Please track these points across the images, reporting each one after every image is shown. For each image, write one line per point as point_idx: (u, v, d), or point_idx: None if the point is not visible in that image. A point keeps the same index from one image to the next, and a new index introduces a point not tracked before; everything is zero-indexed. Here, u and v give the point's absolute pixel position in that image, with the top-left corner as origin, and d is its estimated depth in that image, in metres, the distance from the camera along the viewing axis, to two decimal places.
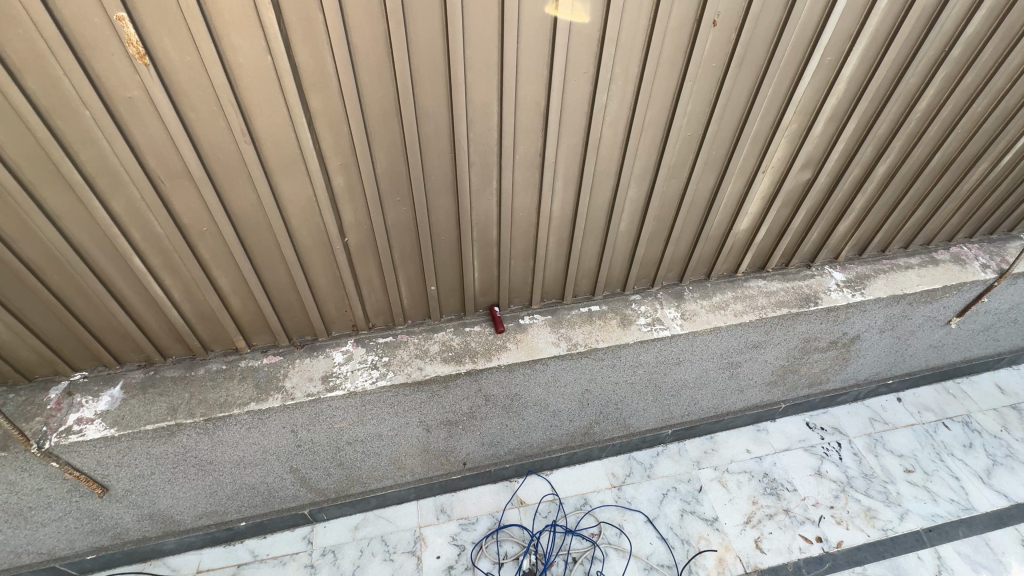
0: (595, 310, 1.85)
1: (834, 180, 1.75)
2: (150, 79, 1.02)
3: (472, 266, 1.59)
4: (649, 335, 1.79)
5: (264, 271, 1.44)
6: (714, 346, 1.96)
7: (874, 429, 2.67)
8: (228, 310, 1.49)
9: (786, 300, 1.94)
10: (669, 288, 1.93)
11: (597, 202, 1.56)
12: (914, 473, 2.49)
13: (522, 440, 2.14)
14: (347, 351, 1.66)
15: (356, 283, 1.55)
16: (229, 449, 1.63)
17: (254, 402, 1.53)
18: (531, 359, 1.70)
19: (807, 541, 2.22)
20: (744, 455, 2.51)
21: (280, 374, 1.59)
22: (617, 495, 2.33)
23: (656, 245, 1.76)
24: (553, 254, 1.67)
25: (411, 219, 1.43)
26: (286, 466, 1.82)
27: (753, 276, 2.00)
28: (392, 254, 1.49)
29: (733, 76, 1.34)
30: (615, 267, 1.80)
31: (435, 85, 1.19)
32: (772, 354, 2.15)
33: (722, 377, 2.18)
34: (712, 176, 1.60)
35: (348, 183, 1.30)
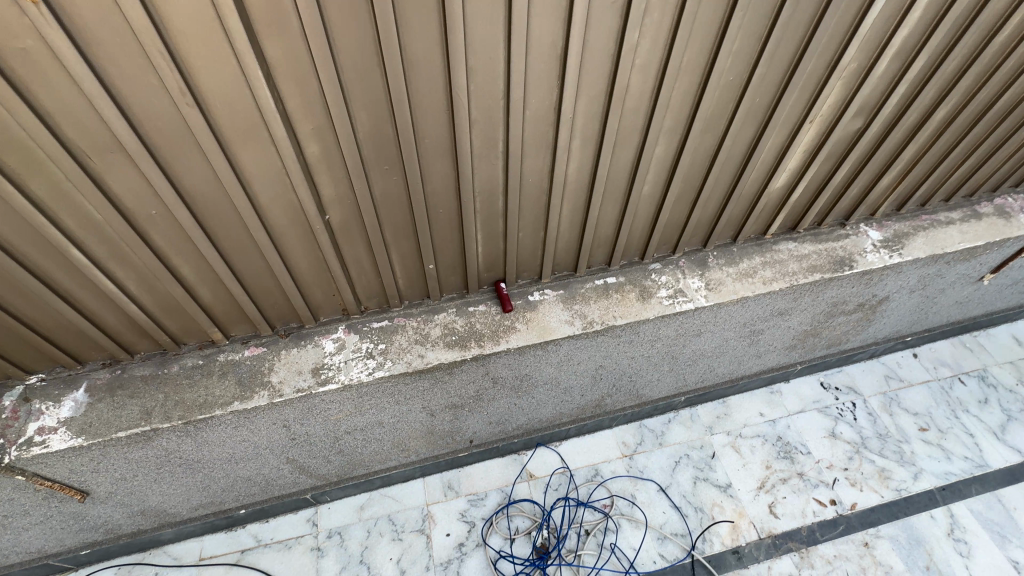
0: (611, 282, 1.67)
1: (887, 129, 1.53)
2: (46, 25, 0.76)
3: (475, 241, 1.39)
4: (671, 308, 1.63)
5: (233, 257, 1.23)
6: (739, 316, 1.80)
7: (889, 387, 2.60)
8: (196, 301, 1.30)
9: (819, 264, 1.77)
10: (692, 255, 1.74)
11: (619, 164, 1.34)
12: (929, 431, 2.44)
13: (531, 416, 2.03)
14: (338, 339, 1.49)
15: (343, 265, 1.35)
16: (217, 448, 1.50)
17: (238, 400, 1.37)
18: (542, 340, 1.54)
19: (821, 504, 2.19)
20: (758, 418, 2.44)
21: (264, 368, 1.42)
22: (629, 465, 2.26)
23: (681, 209, 1.56)
24: (566, 223, 1.47)
25: (402, 191, 1.21)
26: (282, 458, 1.69)
27: (783, 238, 1.81)
28: (382, 231, 1.29)
29: (793, 5, 1.09)
30: (634, 234, 1.60)
31: (426, 25, 0.93)
32: (797, 320, 2.01)
33: (742, 345, 2.05)
34: (752, 128, 1.37)
35: (324, 151, 1.07)
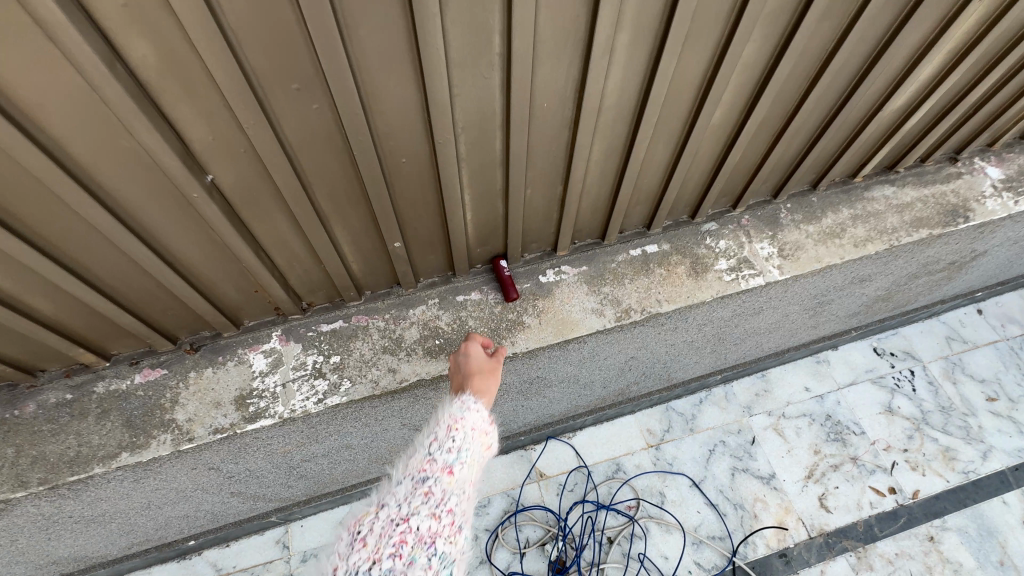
0: (651, 252, 1.22)
1: None
2: None
3: (460, 206, 0.92)
4: (735, 287, 1.19)
5: (70, 249, 0.76)
6: (814, 287, 1.37)
7: (951, 350, 2.24)
8: (32, 317, 0.84)
9: (926, 217, 1.32)
10: (758, 210, 1.28)
11: (683, 75, 0.84)
12: (998, 401, 2.11)
13: (541, 414, 1.65)
14: (272, 352, 1.04)
15: (259, 250, 0.88)
16: (120, 501, 1.09)
17: (128, 451, 0.95)
18: (561, 339, 1.11)
19: (879, 494, 1.89)
20: (803, 394, 2.08)
21: (165, 401, 0.99)
22: (656, 457, 1.92)
23: (757, 145, 1.08)
24: (595, 172, 0.99)
25: (333, 130, 0.72)
26: (224, 494, 1.30)
27: (876, 181, 1.35)
28: (312, 197, 0.81)
29: None
30: (687, 184, 1.13)
31: None
32: (876, 285, 1.58)
33: (803, 318, 1.63)
34: (890, 11, 0.87)
35: (169, 55, 0.57)
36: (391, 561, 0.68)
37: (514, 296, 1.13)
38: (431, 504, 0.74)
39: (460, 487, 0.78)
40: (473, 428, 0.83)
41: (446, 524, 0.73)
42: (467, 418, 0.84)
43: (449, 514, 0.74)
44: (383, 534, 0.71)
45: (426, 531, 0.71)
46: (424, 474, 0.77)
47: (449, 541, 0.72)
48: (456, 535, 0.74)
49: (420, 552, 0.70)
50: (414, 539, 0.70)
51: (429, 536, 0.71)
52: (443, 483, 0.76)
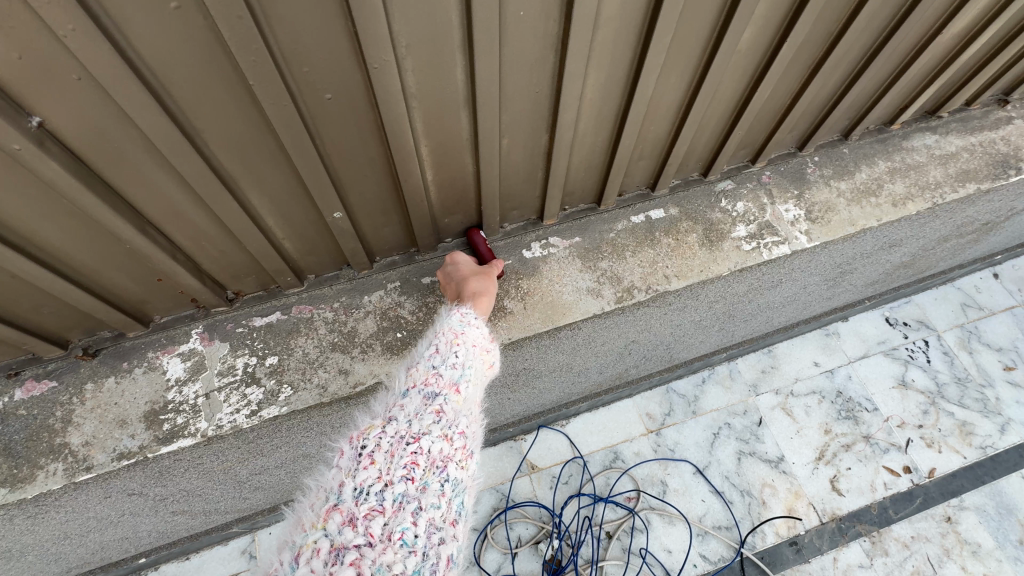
0: (657, 219, 1.02)
1: None
2: None
3: (415, 162, 0.70)
4: (756, 257, 1.00)
5: None
6: (840, 255, 1.19)
7: (967, 318, 2.10)
8: None
9: (974, 169, 1.13)
10: (781, 165, 1.09)
11: None
12: (1016, 371, 1.99)
13: (530, 405, 1.47)
14: (192, 354, 0.84)
15: (146, 226, 0.66)
16: (23, 537, 0.90)
17: (7, 487, 0.75)
18: (551, 327, 0.92)
19: (893, 474, 1.77)
20: (812, 370, 1.94)
21: (54, 422, 0.78)
22: (656, 444, 1.77)
23: (787, 81, 0.88)
24: (590, 115, 0.78)
25: (214, 46, 0.50)
26: (164, 514, 1.12)
27: (916, 128, 1.16)
28: (204, 151, 0.59)
29: None
30: (702, 131, 0.92)
31: None
32: (904, 250, 1.40)
33: (820, 290, 1.46)
34: None
35: None
36: (405, 484, 0.57)
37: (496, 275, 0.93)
38: (443, 424, 0.64)
39: (468, 407, 0.69)
40: (474, 345, 0.73)
41: (459, 447, 0.64)
42: (469, 334, 0.74)
43: (462, 435, 0.65)
44: (392, 452, 0.59)
45: (439, 453, 0.61)
46: (430, 388, 0.67)
47: (461, 465, 0.63)
48: (468, 459, 0.65)
49: (433, 476, 0.60)
50: (427, 460, 0.60)
51: (442, 459, 0.61)
52: (453, 402, 0.66)
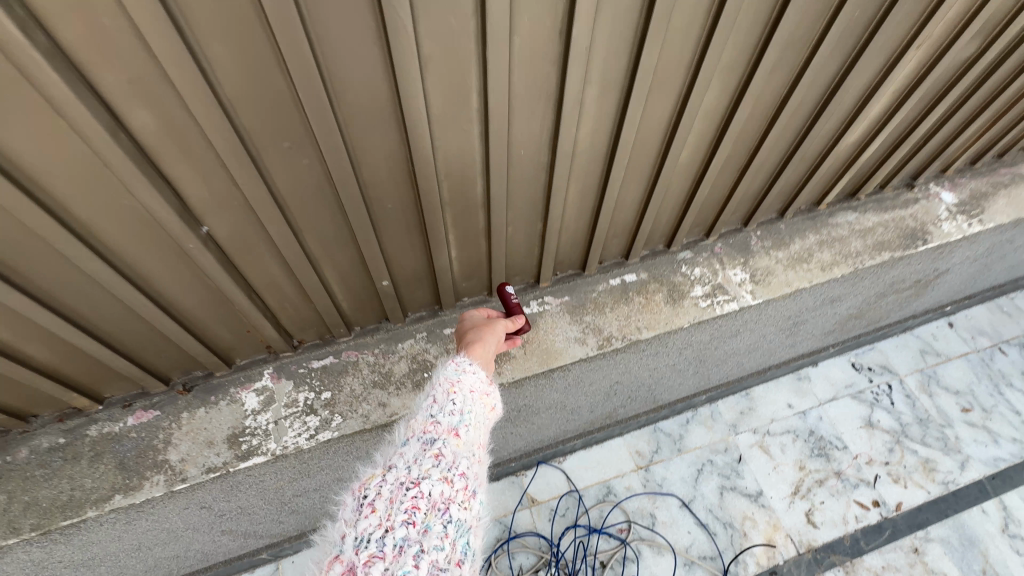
0: (630, 282, 1.27)
1: (997, 59, 1.14)
2: None
3: (445, 245, 0.96)
4: (711, 312, 1.24)
5: (65, 297, 0.79)
6: (786, 310, 1.44)
7: (926, 363, 2.31)
8: (28, 364, 0.86)
9: (888, 240, 1.39)
10: (730, 237, 1.35)
11: (650, 120, 0.91)
12: (973, 411, 2.18)
13: (530, 440, 1.67)
14: (264, 390, 1.07)
15: (251, 293, 0.91)
16: (112, 543, 1.09)
17: (120, 494, 0.96)
18: (546, 368, 1.15)
19: (864, 507, 1.93)
20: (786, 411, 2.13)
21: (156, 443, 1.00)
22: (645, 479, 1.94)
23: (724, 180, 1.16)
24: (573, 209, 1.05)
25: (324, 181, 0.77)
26: (216, 532, 1.30)
27: (841, 208, 1.43)
28: (302, 243, 0.85)
29: None
30: (662, 216, 1.19)
31: None
32: (847, 304, 1.65)
33: (779, 338, 1.70)
34: (836, 60, 0.95)
35: (168, 122, 0.62)
36: (404, 529, 0.66)
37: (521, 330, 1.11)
38: (442, 467, 0.74)
39: (466, 450, 0.79)
40: (469, 391, 0.86)
41: (459, 489, 0.73)
42: (464, 382, 0.87)
43: (461, 478, 0.74)
44: (393, 498, 0.69)
45: (439, 496, 0.70)
46: (429, 437, 0.78)
47: (462, 506, 0.72)
48: (469, 500, 0.74)
49: (434, 518, 0.69)
50: (427, 504, 0.69)
51: (442, 501, 0.70)
52: (451, 445, 0.77)
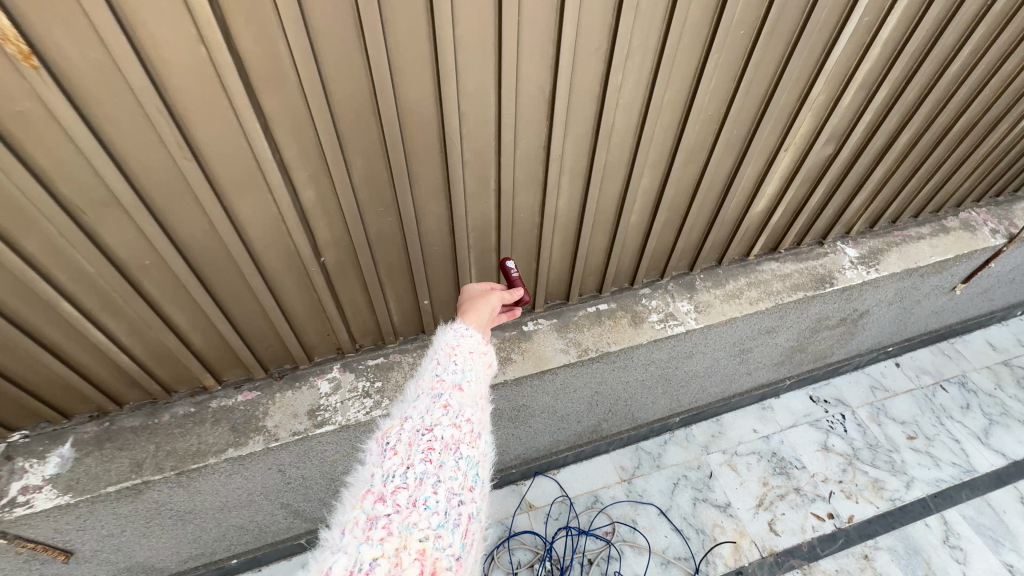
0: (603, 309, 1.70)
1: (856, 154, 1.60)
2: (43, 86, 0.75)
3: (468, 275, 1.41)
4: (663, 332, 1.66)
5: (228, 300, 1.23)
6: (728, 336, 1.84)
7: (876, 397, 2.66)
8: (189, 348, 1.28)
9: (802, 283, 1.83)
10: (680, 278, 1.79)
11: (607, 195, 1.37)
12: (917, 439, 2.50)
13: (528, 446, 2.02)
14: (333, 379, 1.47)
15: (338, 304, 1.35)
16: (209, 496, 1.46)
17: (232, 447, 1.34)
18: (539, 370, 1.55)
19: (820, 519, 2.21)
20: (752, 435, 2.47)
21: (258, 413, 1.40)
22: (628, 489, 2.26)
23: (667, 235, 1.61)
24: (558, 253, 1.50)
25: (397, 230, 1.23)
26: (276, 503, 1.65)
27: (766, 258, 1.88)
28: (377, 270, 1.30)
29: (764, 44, 1.14)
30: (624, 260, 1.64)
31: (419, 73, 0.95)
32: (784, 337, 2.05)
33: (732, 364, 2.08)
34: (731, 158, 1.43)
35: (319, 196, 1.08)
36: (423, 464, 0.78)
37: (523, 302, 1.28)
38: (451, 415, 0.86)
39: (470, 400, 0.91)
40: (469, 352, 0.99)
41: (466, 432, 0.86)
42: (463, 345, 0.99)
43: (467, 423, 0.87)
44: (411, 442, 0.81)
45: (450, 438, 0.83)
46: (437, 392, 0.89)
47: (470, 445, 0.85)
48: (475, 440, 0.86)
49: (447, 455, 0.81)
50: (441, 445, 0.81)
51: (453, 442, 0.83)
52: (456, 397, 0.89)
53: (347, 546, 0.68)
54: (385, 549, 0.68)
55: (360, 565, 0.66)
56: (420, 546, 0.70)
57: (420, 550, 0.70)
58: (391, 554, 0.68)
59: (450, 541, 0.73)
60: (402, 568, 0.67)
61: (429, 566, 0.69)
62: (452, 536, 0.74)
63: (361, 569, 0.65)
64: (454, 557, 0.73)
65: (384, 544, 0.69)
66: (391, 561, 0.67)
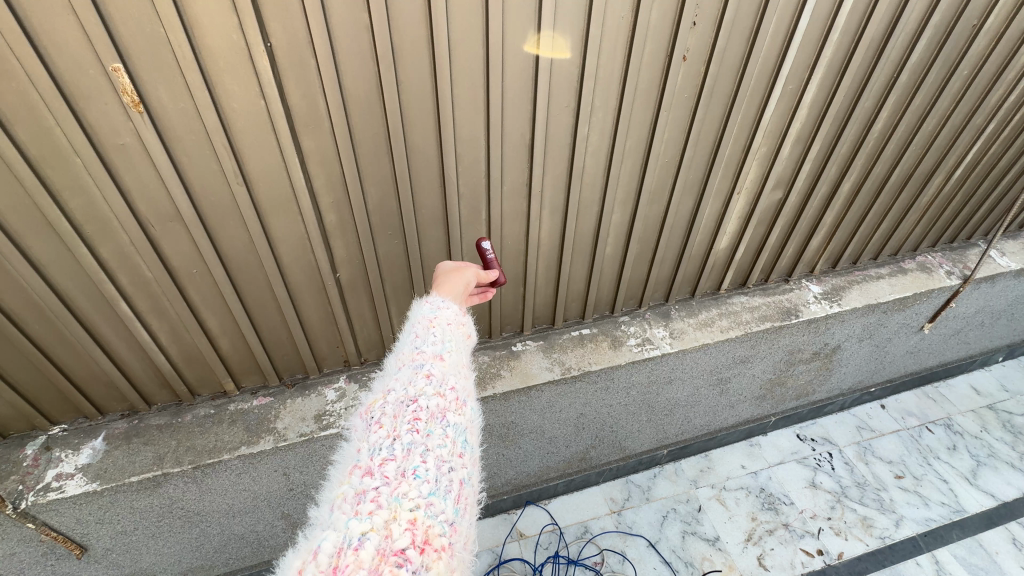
0: (586, 333, 1.87)
1: (804, 199, 1.84)
2: (143, 126, 1.01)
3: None
4: (640, 354, 1.82)
5: (254, 309, 1.43)
6: (704, 363, 1.99)
7: (862, 437, 2.72)
8: (216, 352, 1.47)
9: (769, 314, 2.00)
10: (656, 308, 1.98)
11: (583, 227, 1.60)
12: (905, 478, 2.53)
13: (519, 470, 2.12)
14: (339, 388, 1.64)
15: (348, 317, 1.55)
16: (218, 497, 1.58)
17: (245, 445, 1.48)
18: (525, 386, 1.71)
19: (809, 554, 2.22)
20: (740, 471, 2.53)
21: (271, 416, 1.55)
22: (618, 521, 2.30)
23: (641, 267, 1.82)
24: (542, 279, 1.70)
25: (402, 251, 1.45)
26: (277, 513, 1.76)
27: (736, 292, 2.07)
28: (384, 287, 1.51)
29: (705, 105, 1.41)
30: (603, 289, 1.84)
31: (424, 122, 1.21)
32: (760, 368, 2.19)
33: (713, 393, 2.21)
34: (691, 199, 1.67)
35: (340, 219, 1.31)
36: (410, 434, 0.75)
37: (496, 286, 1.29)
38: (435, 384, 0.83)
39: (454, 368, 0.88)
40: (448, 323, 0.96)
41: (451, 400, 0.83)
42: (441, 317, 0.97)
43: (452, 391, 0.84)
44: (396, 414, 0.78)
45: (436, 407, 0.80)
46: (418, 363, 0.86)
47: (457, 412, 0.82)
48: (462, 407, 0.84)
49: (434, 424, 0.78)
50: (427, 414, 0.78)
51: (439, 411, 0.80)
52: (438, 366, 0.86)
53: (337, 523, 0.64)
54: (374, 523, 0.64)
55: (348, 541, 0.62)
56: (411, 516, 0.66)
57: (411, 520, 0.66)
58: (380, 528, 0.64)
59: (442, 507, 0.70)
60: (393, 540, 0.63)
61: (422, 535, 0.65)
62: (445, 503, 0.71)
63: (349, 546, 0.62)
64: (448, 524, 0.70)
65: (373, 517, 0.65)
66: (380, 535, 0.64)
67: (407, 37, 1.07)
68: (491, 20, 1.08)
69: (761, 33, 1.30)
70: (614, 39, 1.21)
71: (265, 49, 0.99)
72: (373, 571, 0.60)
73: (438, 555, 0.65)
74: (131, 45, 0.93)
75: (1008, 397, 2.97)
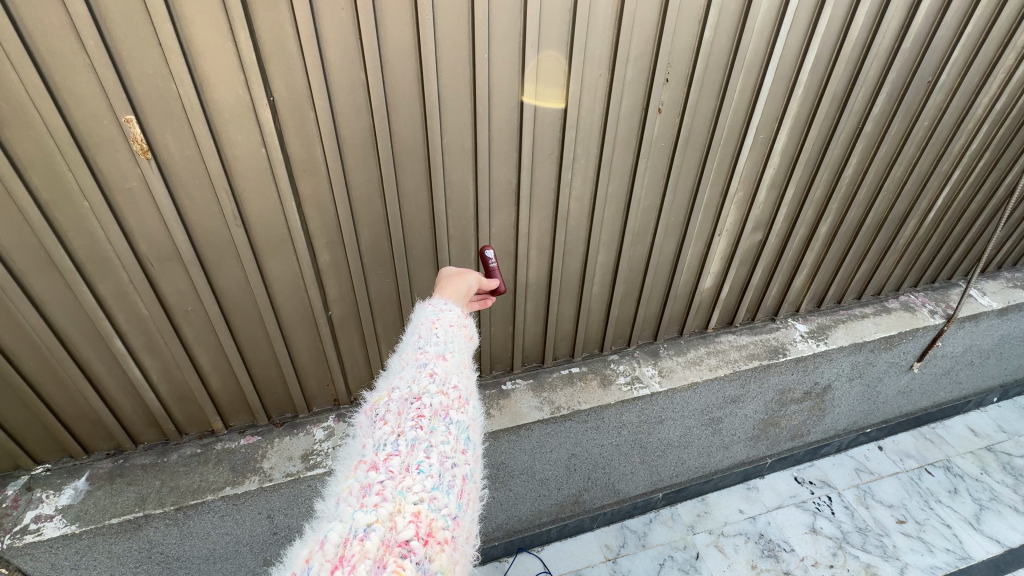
0: (575, 371, 1.89)
1: (783, 240, 1.91)
2: (151, 172, 1.08)
3: None
4: (630, 393, 1.83)
5: (246, 347, 1.45)
6: (695, 402, 1.99)
7: (861, 480, 2.67)
8: (207, 390, 1.48)
9: (757, 352, 2.03)
10: (645, 347, 2.01)
11: (571, 268, 1.65)
12: (907, 523, 2.47)
13: (510, 514, 2.08)
14: (328, 427, 1.63)
15: (339, 356, 1.57)
16: (199, 542, 1.54)
17: (229, 486, 1.46)
18: (515, 424, 1.70)
19: None
20: (738, 515, 2.47)
21: (258, 455, 1.54)
22: (613, 569, 2.23)
23: (628, 305, 1.86)
24: (532, 317, 1.73)
25: (393, 291, 1.49)
26: (260, 559, 1.73)
27: (723, 331, 2.11)
28: (375, 325, 1.54)
29: (681, 153, 1.50)
30: (591, 328, 1.87)
31: (415, 168, 1.28)
32: (752, 408, 2.19)
33: (705, 434, 2.20)
34: (673, 240, 1.73)
35: (334, 260, 1.36)
36: (414, 431, 0.76)
37: (498, 295, 1.30)
38: (439, 383, 0.84)
39: (456, 367, 0.90)
40: (450, 324, 0.98)
41: (454, 398, 0.84)
42: (443, 319, 0.98)
43: (454, 389, 0.85)
44: (400, 411, 0.79)
45: (439, 405, 0.81)
46: (421, 362, 0.87)
47: (459, 410, 0.83)
48: (464, 405, 0.85)
49: (438, 421, 0.79)
50: (430, 411, 0.80)
51: (442, 409, 0.81)
52: (441, 365, 0.87)
53: (342, 516, 0.65)
54: (379, 515, 0.65)
55: (354, 532, 0.63)
56: (415, 509, 0.67)
57: (415, 513, 0.67)
58: (384, 520, 0.65)
59: (445, 502, 0.71)
60: (398, 531, 0.64)
61: (426, 527, 0.66)
62: (448, 497, 0.71)
63: (355, 537, 0.62)
64: (451, 517, 0.70)
65: (378, 509, 0.66)
66: (385, 526, 0.64)
67: (401, 92, 1.16)
68: (478, 76, 1.18)
69: (730, 88, 1.41)
70: (594, 93, 1.31)
71: (267, 103, 1.07)
72: (377, 561, 0.61)
73: (441, 548, 0.66)
74: (144, 99, 1.01)
75: (1006, 438, 2.94)
